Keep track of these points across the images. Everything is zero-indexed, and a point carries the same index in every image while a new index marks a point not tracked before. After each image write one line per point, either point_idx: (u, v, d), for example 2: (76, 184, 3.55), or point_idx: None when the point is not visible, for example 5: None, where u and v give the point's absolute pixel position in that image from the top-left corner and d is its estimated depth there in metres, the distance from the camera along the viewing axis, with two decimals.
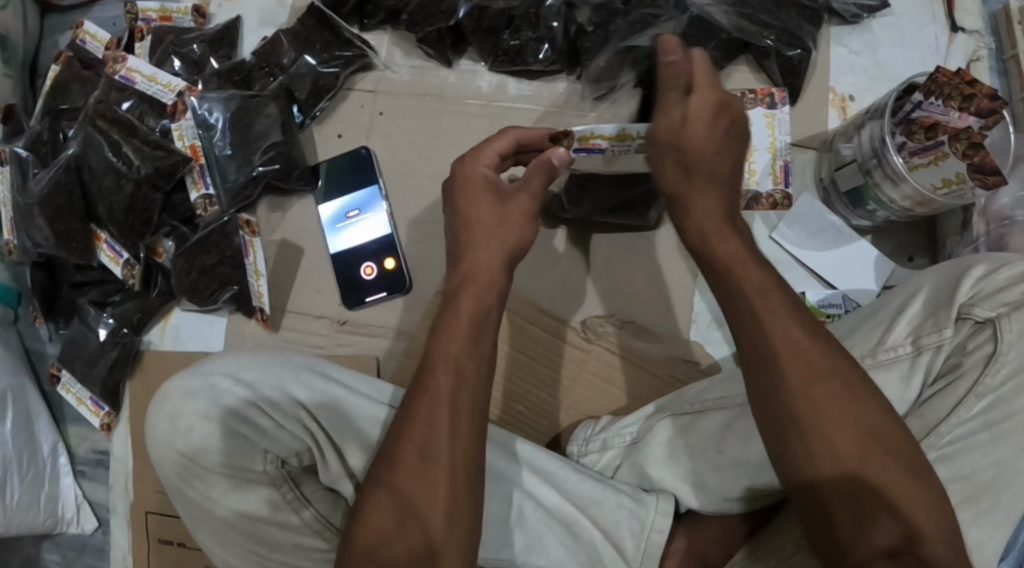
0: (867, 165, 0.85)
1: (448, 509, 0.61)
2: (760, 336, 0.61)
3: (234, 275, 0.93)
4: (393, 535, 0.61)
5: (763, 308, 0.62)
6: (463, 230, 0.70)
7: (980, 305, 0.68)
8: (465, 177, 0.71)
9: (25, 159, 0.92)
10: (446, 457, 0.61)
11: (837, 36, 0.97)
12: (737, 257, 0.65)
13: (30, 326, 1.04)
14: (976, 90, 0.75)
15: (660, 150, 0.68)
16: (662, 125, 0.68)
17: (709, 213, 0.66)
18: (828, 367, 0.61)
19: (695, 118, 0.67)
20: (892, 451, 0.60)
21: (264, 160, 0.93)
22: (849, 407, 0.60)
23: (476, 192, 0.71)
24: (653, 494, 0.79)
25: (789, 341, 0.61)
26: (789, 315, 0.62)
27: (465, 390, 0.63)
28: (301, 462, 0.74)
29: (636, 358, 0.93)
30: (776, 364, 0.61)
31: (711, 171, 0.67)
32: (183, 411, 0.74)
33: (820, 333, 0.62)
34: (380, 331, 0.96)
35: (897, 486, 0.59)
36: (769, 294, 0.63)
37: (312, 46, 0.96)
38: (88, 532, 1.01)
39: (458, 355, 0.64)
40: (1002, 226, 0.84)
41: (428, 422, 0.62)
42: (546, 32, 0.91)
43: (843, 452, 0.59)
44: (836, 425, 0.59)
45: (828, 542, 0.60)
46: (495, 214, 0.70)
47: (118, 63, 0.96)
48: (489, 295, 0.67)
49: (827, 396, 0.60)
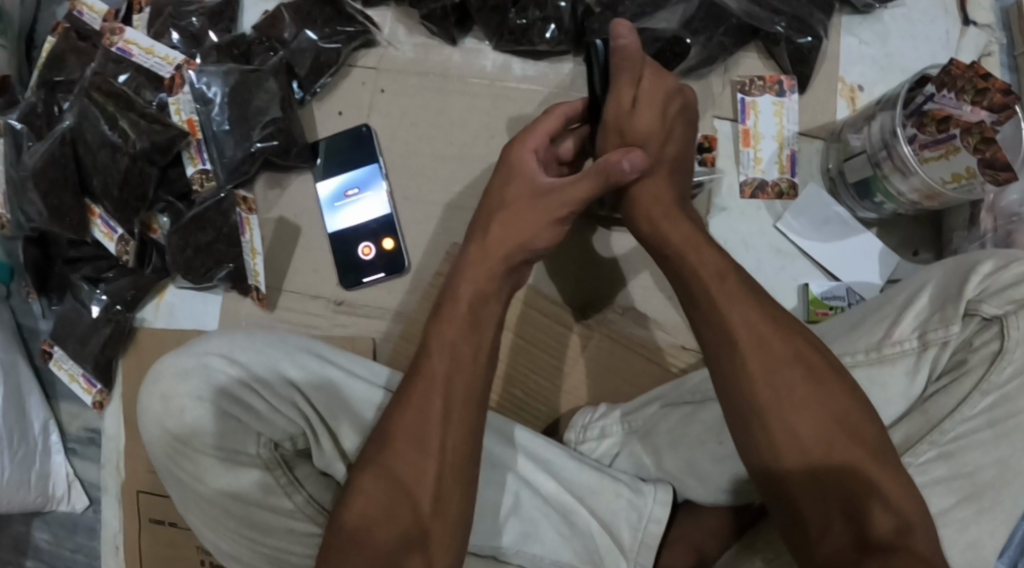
0: (876, 157, 0.83)
1: (439, 494, 0.60)
2: (716, 329, 0.63)
3: (229, 253, 0.91)
4: (371, 525, 0.60)
5: (720, 296, 0.63)
6: (491, 210, 0.73)
7: (987, 303, 0.68)
8: (514, 162, 0.74)
9: (20, 131, 0.90)
10: (440, 441, 0.61)
11: (848, 24, 0.95)
12: (698, 245, 0.67)
13: (23, 301, 1.02)
14: (990, 84, 0.74)
15: (608, 132, 0.73)
16: (612, 109, 0.72)
17: (655, 199, 0.71)
18: (790, 356, 0.61)
19: (643, 102, 0.72)
20: (863, 442, 0.59)
21: (263, 135, 0.91)
22: (812, 395, 0.60)
23: (516, 179, 0.73)
24: (651, 484, 0.79)
25: (748, 328, 0.62)
26: (746, 304, 0.63)
27: (460, 374, 0.63)
28: (296, 446, 0.73)
29: (635, 344, 0.92)
30: (738, 355, 0.61)
31: (660, 154, 0.72)
32: (174, 393, 0.73)
33: (784, 323, 0.62)
34: (379, 312, 0.95)
35: (869, 477, 0.58)
36: (724, 280, 0.64)
37: (313, 21, 0.93)
38: (79, 511, 1.01)
39: (453, 340, 0.64)
40: (1010, 223, 0.83)
41: (425, 416, 0.61)
42: (553, 13, 0.89)
43: (810, 444, 0.59)
44: (800, 416, 0.59)
45: (813, 535, 0.59)
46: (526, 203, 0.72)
47: (115, 34, 0.93)
48: (493, 282, 0.69)
49: (804, 385, 0.60)
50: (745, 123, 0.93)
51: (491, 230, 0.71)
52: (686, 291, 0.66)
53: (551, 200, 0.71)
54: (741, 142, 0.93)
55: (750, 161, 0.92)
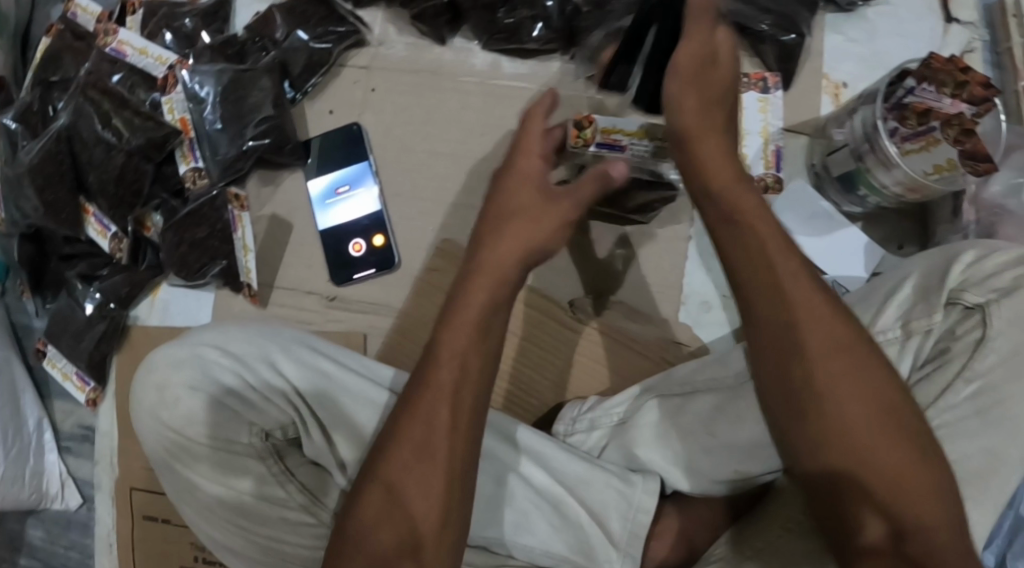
0: (860, 151, 0.84)
1: (443, 507, 0.61)
2: (775, 310, 0.63)
3: (223, 249, 0.92)
4: (370, 521, 0.62)
5: (786, 279, 0.63)
6: (500, 217, 0.71)
7: (970, 291, 0.70)
8: (519, 172, 0.73)
9: (15, 130, 0.91)
10: (444, 456, 0.62)
11: (833, 23, 0.96)
12: (765, 216, 0.66)
13: (17, 300, 1.03)
14: (969, 78, 0.76)
15: (679, 81, 0.71)
16: (678, 63, 0.71)
17: (722, 158, 0.69)
18: (846, 344, 0.61)
19: (718, 57, 0.71)
20: (895, 432, 0.60)
21: (256, 133, 0.91)
22: (864, 385, 0.60)
23: (527, 186, 0.72)
24: (640, 474, 0.79)
25: (810, 315, 0.62)
26: (808, 289, 0.63)
27: (467, 385, 0.64)
28: (286, 435, 0.74)
29: (624, 338, 0.92)
30: (797, 339, 0.62)
31: (722, 118, 0.71)
32: (169, 382, 0.74)
33: (840, 313, 0.63)
34: (371, 308, 0.96)
35: (892, 466, 0.59)
36: (791, 262, 0.64)
37: (306, 21, 0.94)
38: (72, 508, 1.01)
39: (464, 350, 0.64)
40: (993, 215, 0.84)
41: (427, 420, 0.62)
42: (542, 11, 0.90)
43: (845, 427, 0.60)
44: (843, 399, 0.60)
45: (838, 517, 0.60)
46: (538, 210, 0.70)
47: (109, 35, 0.95)
48: (502, 289, 0.67)
49: (857, 372, 0.61)
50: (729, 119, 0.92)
51: (501, 237, 0.69)
52: (750, 271, 0.64)
53: (566, 204, 0.71)
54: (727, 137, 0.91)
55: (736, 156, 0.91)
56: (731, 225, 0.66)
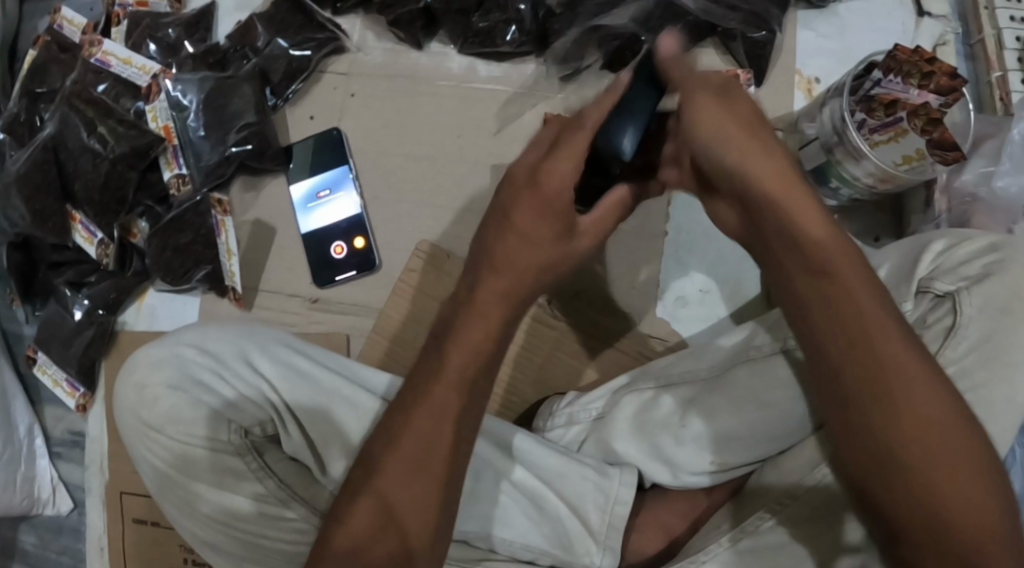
0: (829, 144, 0.85)
1: (434, 517, 0.61)
2: (859, 365, 0.58)
3: (207, 254, 0.94)
4: (352, 531, 0.61)
5: (852, 305, 0.58)
6: (514, 252, 0.64)
7: (940, 279, 0.71)
8: (543, 194, 0.63)
9: (3, 142, 0.94)
10: (441, 469, 0.62)
11: (805, 19, 0.98)
12: (825, 243, 0.59)
13: (8, 308, 1.04)
14: (935, 68, 0.76)
15: (698, 105, 0.62)
16: (697, 83, 0.63)
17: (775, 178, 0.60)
18: (917, 374, 0.57)
19: (732, 91, 0.63)
20: (978, 475, 0.56)
21: (238, 139, 0.94)
22: (935, 417, 0.57)
23: (553, 220, 0.64)
24: (617, 467, 0.80)
25: (880, 344, 0.57)
26: (875, 318, 0.58)
27: (472, 403, 0.63)
28: (264, 432, 0.75)
29: (603, 334, 0.94)
30: (867, 373, 0.57)
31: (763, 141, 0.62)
32: (150, 382, 0.76)
33: (920, 348, 0.58)
34: (353, 309, 0.97)
35: (983, 517, 0.56)
36: (856, 287, 0.58)
37: (285, 29, 0.96)
38: (63, 513, 1.02)
39: (463, 367, 0.63)
40: (965, 203, 0.84)
41: (429, 436, 0.62)
42: (514, 15, 0.92)
43: (927, 486, 0.56)
44: (924, 452, 0.56)
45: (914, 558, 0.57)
46: (562, 251, 0.65)
47: (93, 46, 0.96)
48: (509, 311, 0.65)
49: (928, 405, 0.57)
50: None
51: (509, 270, 0.64)
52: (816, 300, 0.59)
53: (587, 243, 0.67)
54: None
55: None
56: (803, 265, 0.59)
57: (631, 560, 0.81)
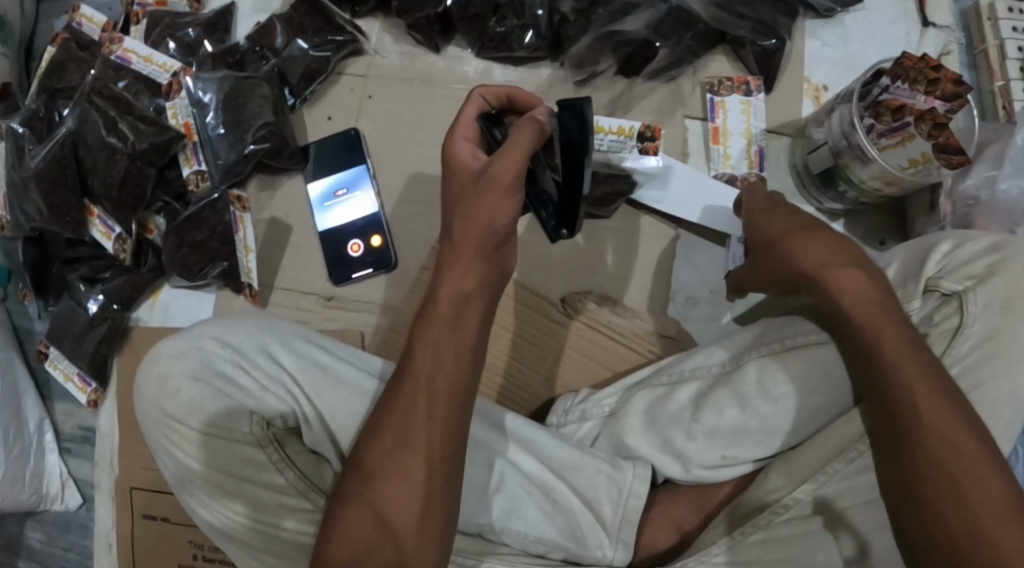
0: (838, 147, 0.88)
1: (422, 490, 0.61)
2: (910, 412, 0.66)
3: (224, 250, 0.94)
4: (352, 523, 0.62)
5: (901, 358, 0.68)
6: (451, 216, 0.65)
7: (946, 279, 0.72)
8: (448, 163, 0.67)
9: (20, 135, 0.94)
10: (422, 443, 0.62)
11: (812, 28, 1.00)
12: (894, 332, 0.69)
13: (19, 304, 1.05)
14: (940, 75, 0.79)
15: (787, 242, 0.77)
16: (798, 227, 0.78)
17: (854, 296, 0.71)
18: (960, 432, 0.65)
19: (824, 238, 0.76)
20: (1015, 516, 0.62)
21: (256, 138, 0.94)
22: (975, 467, 0.63)
23: (460, 175, 0.65)
24: (630, 461, 0.80)
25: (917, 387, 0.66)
26: (914, 365, 0.67)
27: (443, 372, 0.63)
28: (286, 424, 0.75)
29: (614, 333, 0.94)
30: (905, 415, 0.66)
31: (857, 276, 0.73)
32: (171, 373, 0.76)
33: (961, 407, 0.66)
34: (367, 307, 0.98)
35: (1014, 552, 0.60)
36: (902, 341, 0.68)
37: (304, 31, 0.98)
38: (72, 509, 1.02)
39: (436, 340, 0.63)
40: (968, 206, 0.87)
41: (405, 410, 0.63)
42: (531, 20, 0.94)
43: (955, 508, 0.63)
44: (968, 480, 0.63)
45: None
46: (475, 202, 0.64)
47: (114, 43, 0.97)
48: (475, 281, 0.64)
49: (976, 455, 0.64)
50: (714, 121, 0.97)
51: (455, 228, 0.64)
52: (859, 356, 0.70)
53: (493, 170, 0.63)
54: (712, 139, 0.97)
55: (720, 157, 0.97)
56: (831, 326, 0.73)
57: (643, 556, 0.80)
